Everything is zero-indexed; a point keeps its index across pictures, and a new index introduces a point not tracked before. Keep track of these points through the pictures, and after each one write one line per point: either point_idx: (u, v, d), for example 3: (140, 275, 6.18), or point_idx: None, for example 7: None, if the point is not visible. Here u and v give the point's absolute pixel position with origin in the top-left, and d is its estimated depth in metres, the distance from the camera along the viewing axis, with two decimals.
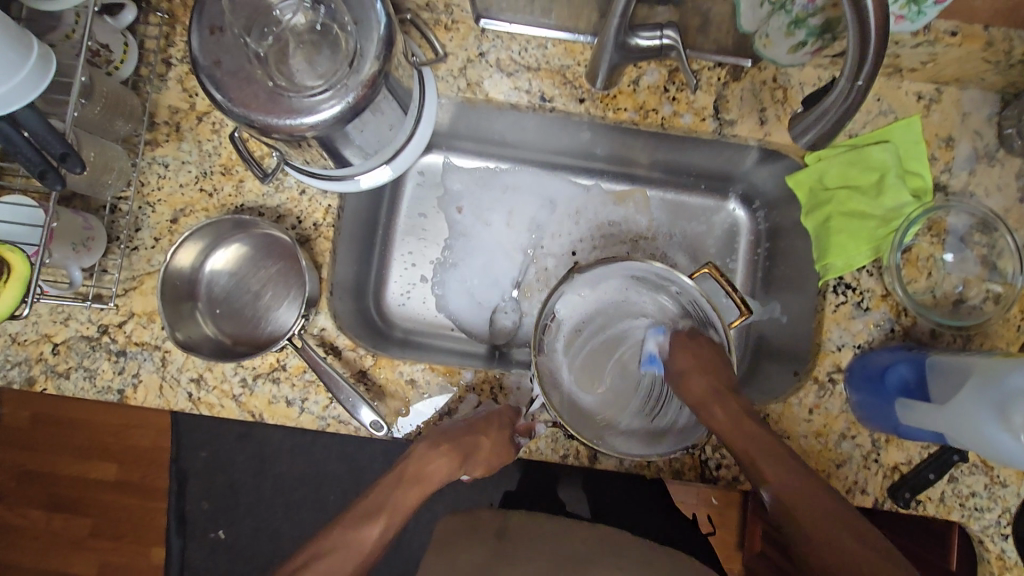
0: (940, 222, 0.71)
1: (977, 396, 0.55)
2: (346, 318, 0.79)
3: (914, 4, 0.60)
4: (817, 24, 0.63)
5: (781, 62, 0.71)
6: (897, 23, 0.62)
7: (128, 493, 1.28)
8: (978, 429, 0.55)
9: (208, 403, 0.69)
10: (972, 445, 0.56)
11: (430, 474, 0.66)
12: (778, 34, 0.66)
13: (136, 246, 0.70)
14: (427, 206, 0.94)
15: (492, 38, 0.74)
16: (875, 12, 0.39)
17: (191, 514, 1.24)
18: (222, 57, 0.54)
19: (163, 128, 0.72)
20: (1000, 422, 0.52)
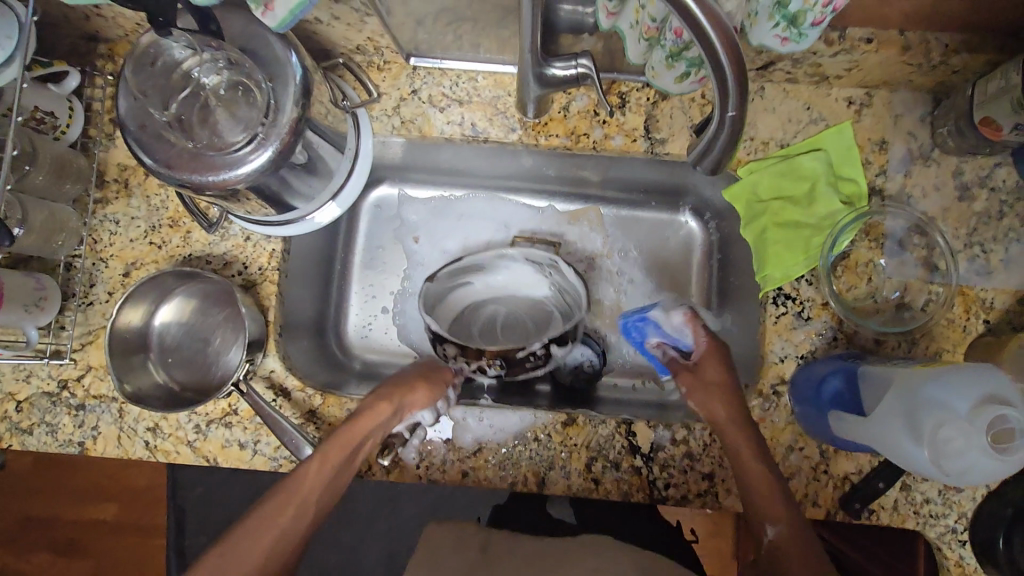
0: (877, 226, 0.71)
1: (895, 406, 0.54)
2: (300, 358, 0.82)
3: (791, 25, 0.48)
4: (694, 54, 0.55)
5: (672, 92, 0.63)
6: (783, 44, 0.51)
7: (129, 532, 1.32)
8: (896, 442, 0.53)
9: (165, 450, 0.72)
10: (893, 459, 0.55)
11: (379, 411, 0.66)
12: (661, 67, 0.59)
13: (91, 301, 0.73)
14: (384, 239, 0.95)
15: (423, 75, 0.76)
16: (729, 57, 0.39)
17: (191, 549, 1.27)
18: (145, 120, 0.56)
19: (112, 185, 0.75)
20: (913, 436, 0.51)
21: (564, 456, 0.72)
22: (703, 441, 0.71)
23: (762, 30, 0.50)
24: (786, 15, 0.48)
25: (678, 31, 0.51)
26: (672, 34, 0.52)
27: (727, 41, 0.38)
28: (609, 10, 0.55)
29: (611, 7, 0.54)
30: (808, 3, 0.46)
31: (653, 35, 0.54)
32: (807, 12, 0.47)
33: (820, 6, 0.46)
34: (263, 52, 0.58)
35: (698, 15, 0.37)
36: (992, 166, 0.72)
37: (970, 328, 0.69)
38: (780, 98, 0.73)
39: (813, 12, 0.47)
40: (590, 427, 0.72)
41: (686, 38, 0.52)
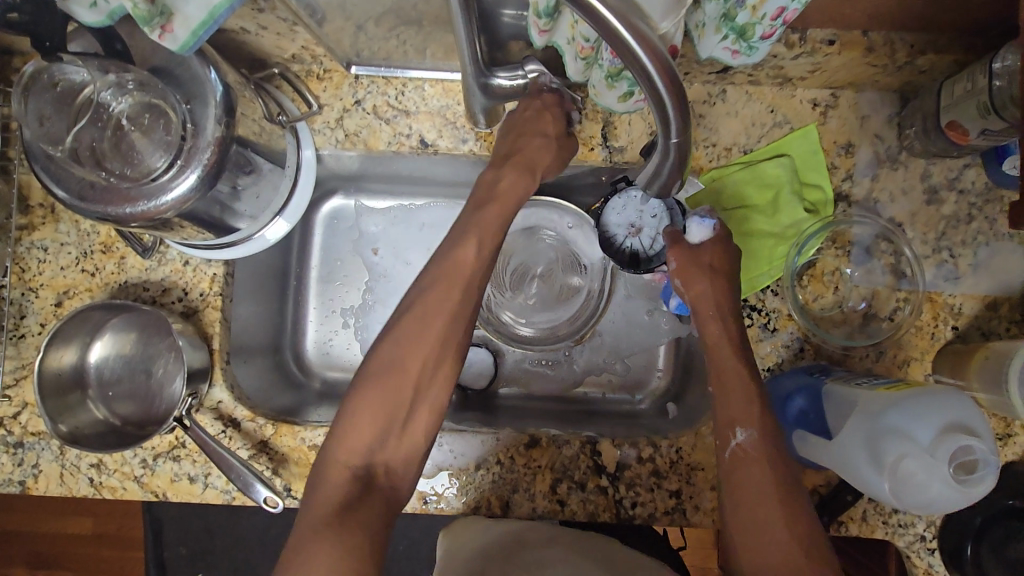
0: (844, 234, 0.69)
1: (855, 435, 0.53)
2: (251, 385, 0.78)
3: (740, 38, 0.47)
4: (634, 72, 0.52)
5: (618, 110, 0.60)
6: (734, 57, 0.49)
7: (105, 545, 1.25)
8: (858, 466, 0.52)
9: (111, 487, 0.68)
10: (852, 483, 0.54)
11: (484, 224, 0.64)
12: (602, 86, 0.55)
13: (22, 334, 0.69)
14: (342, 251, 0.91)
15: (367, 84, 0.72)
16: (665, 85, 0.38)
17: (168, 563, 1.22)
18: (52, 148, 0.52)
19: (37, 210, 0.70)
20: (874, 463, 0.50)
21: (528, 478, 0.68)
22: (670, 458, 0.68)
23: (711, 43, 0.48)
24: (734, 28, 0.45)
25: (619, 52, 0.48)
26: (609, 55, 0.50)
27: (662, 69, 0.37)
28: (540, 28, 0.50)
29: (543, 26, 0.50)
30: (755, 16, 0.44)
31: (588, 55, 0.51)
32: (754, 26, 0.45)
33: (768, 20, 0.44)
34: (179, 72, 0.55)
35: (628, 41, 0.35)
36: (961, 167, 0.69)
37: (938, 336, 0.67)
38: (743, 100, 0.70)
39: (761, 25, 0.45)
40: (553, 447, 0.68)
41: None
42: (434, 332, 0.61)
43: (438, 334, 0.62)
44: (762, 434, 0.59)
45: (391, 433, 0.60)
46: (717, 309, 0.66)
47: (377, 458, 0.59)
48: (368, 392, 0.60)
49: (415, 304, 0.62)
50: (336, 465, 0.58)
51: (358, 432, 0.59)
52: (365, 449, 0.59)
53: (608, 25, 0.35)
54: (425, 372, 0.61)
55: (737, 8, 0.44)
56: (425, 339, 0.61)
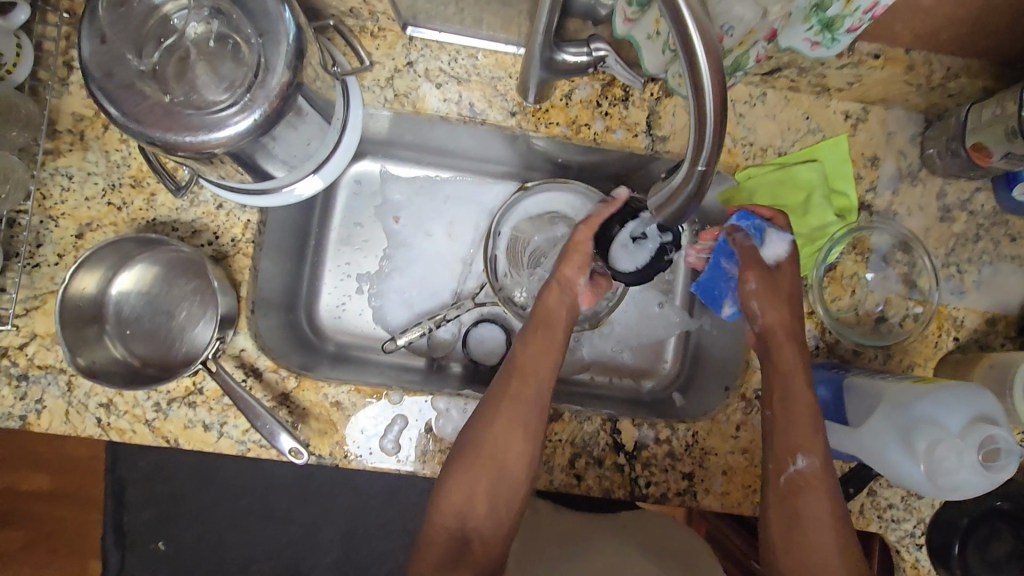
0: (864, 241, 0.73)
1: (886, 420, 0.58)
2: (269, 337, 0.77)
3: (827, 30, 0.53)
4: (726, 64, 0.57)
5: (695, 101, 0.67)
6: (813, 49, 0.56)
7: (60, 505, 1.12)
8: (885, 452, 0.58)
9: (120, 429, 0.65)
10: (879, 470, 0.59)
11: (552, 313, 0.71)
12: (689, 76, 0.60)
13: (37, 263, 0.66)
14: (363, 215, 0.90)
15: (420, 47, 0.72)
16: (712, 93, 0.40)
17: (128, 526, 1.15)
18: (135, 58, 0.52)
19: (65, 136, 0.67)
20: (904, 448, 0.56)
21: (547, 450, 0.69)
22: (686, 441, 0.70)
23: (795, 34, 0.55)
24: (823, 20, 0.52)
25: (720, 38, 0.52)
26: None
27: (717, 84, 0.39)
28: (628, 16, 0.56)
29: (631, 14, 0.56)
30: (847, 9, 0.51)
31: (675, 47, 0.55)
32: (845, 18, 0.52)
33: (860, 13, 0.51)
34: (253, 5, 0.54)
35: (698, 51, 0.38)
36: (973, 189, 0.74)
37: (941, 345, 0.72)
38: (781, 105, 0.73)
39: (852, 18, 0.52)
40: (575, 422, 0.69)
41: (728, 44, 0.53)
42: (518, 394, 0.64)
43: (524, 401, 0.64)
44: (824, 461, 0.60)
45: (489, 493, 0.62)
46: (786, 327, 0.66)
47: (473, 516, 0.62)
48: (472, 463, 0.62)
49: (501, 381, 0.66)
50: (440, 521, 0.62)
51: (460, 493, 0.62)
52: (466, 510, 0.62)
53: (683, 26, 0.38)
54: (514, 437, 0.63)
55: (834, 1, 0.50)
56: (511, 411, 0.64)
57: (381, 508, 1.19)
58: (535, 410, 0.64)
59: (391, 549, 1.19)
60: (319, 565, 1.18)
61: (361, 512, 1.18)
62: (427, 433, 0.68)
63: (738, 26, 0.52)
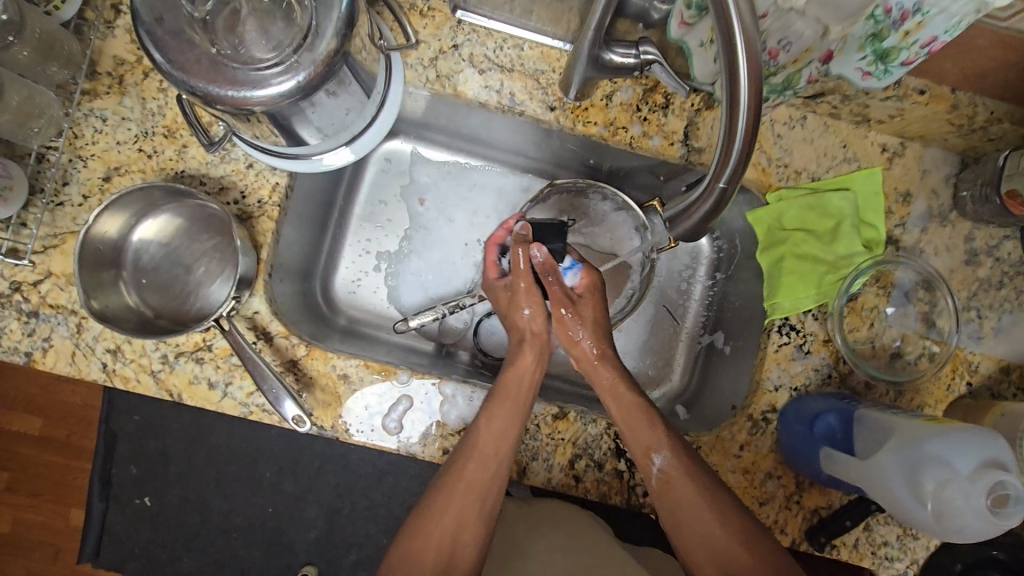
0: (888, 275, 0.72)
1: (895, 456, 0.57)
2: (286, 302, 0.77)
3: (880, 60, 0.53)
4: (779, 81, 0.58)
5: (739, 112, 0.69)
6: (863, 79, 0.57)
7: (50, 450, 1.19)
8: (892, 488, 0.57)
9: (124, 377, 0.65)
10: (885, 506, 0.58)
11: (513, 382, 0.67)
12: None
13: (61, 202, 0.65)
14: (388, 194, 0.90)
15: (467, 31, 0.72)
16: (745, 120, 0.42)
17: (115, 479, 1.15)
18: (190, 3, 0.51)
19: (104, 79, 0.67)
20: (911, 485, 0.55)
21: (549, 448, 0.68)
22: None
23: (847, 62, 0.55)
24: (877, 51, 0.52)
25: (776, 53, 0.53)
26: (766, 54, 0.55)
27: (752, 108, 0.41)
28: (685, 20, 0.56)
29: (688, 18, 0.56)
30: (904, 41, 0.50)
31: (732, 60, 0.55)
32: (900, 51, 0.51)
33: (917, 46, 0.50)
34: None
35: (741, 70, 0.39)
36: (1002, 237, 0.74)
37: (954, 388, 0.71)
38: (820, 130, 0.73)
39: (908, 51, 0.51)
40: (580, 423, 0.69)
41: (781, 60, 0.54)
42: (472, 480, 0.62)
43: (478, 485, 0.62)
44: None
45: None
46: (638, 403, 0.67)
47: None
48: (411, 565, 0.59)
49: (455, 467, 0.62)
50: None
51: None
52: None
53: (731, 42, 0.38)
54: (468, 518, 0.61)
55: (891, 30, 0.49)
56: (467, 490, 0.61)
57: (368, 490, 1.17)
58: (490, 491, 0.62)
59: (372, 532, 1.18)
60: (301, 539, 1.17)
61: (348, 492, 1.16)
62: (432, 424, 0.68)
63: (796, 43, 0.53)
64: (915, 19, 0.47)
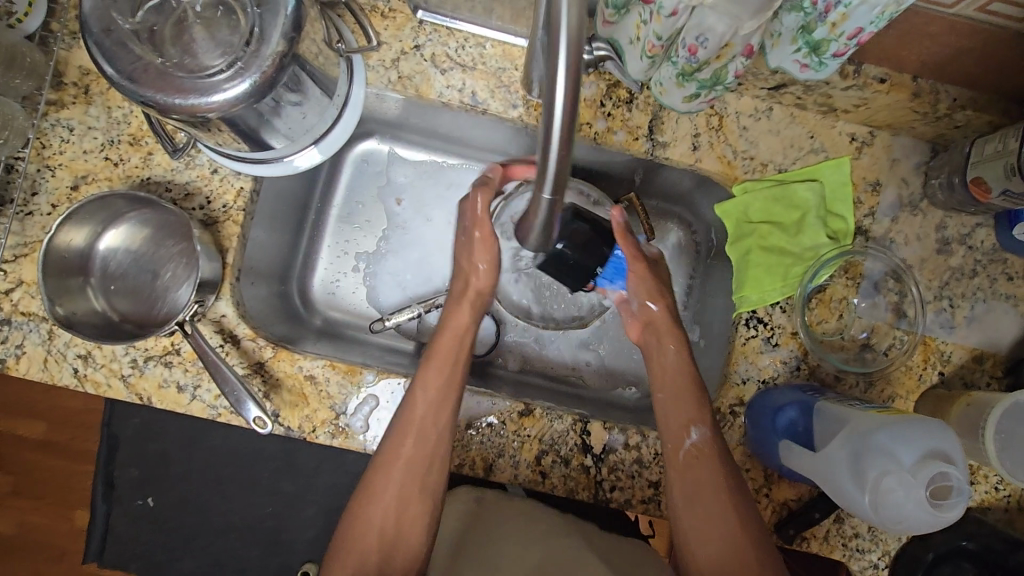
0: (857, 266, 0.72)
1: (845, 448, 0.57)
2: (258, 306, 0.78)
3: (814, 52, 0.53)
4: (706, 77, 0.56)
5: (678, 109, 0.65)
6: (804, 71, 0.56)
7: (54, 454, 1.21)
8: (841, 481, 0.57)
9: (95, 381, 0.66)
10: (836, 499, 0.58)
11: (446, 348, 0.68)
12: (670, 84, 0.60)
13: (31, 212, 0.67)
14: (366, 194, 0.91)
15: (428, 32, 0.72)
16: (562, 128, 0.38)
17: (116, 481, 1.18)
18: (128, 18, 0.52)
19: (70, 89, 0.68)
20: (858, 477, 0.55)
21: (514, 445, 0.69)
22: (656, 449, 0.70)
23: (783, 53, 0.55)
24: (808, 43, 0.52)
25: (693, 51, 0.52)
26: (684, 52, 0.53)
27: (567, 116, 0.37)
28: (608, 18, 0.59)
29: (610, 16, 0.59)
30: (832, 33, 0.49)
31: (658, 53, 0.56)
32: (830, 43, 0.51)
33: (845, 38, 0.50)
34: None
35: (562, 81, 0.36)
36: (974, 225, 0.73)
37: (925, 378, 0.70)
38: (786, 121, 0.73)
39: (837, 43, 0.50)
40: (545, 420, 0.69)
41: (700, 58, 0.52)
42: (412, 457, 0.63)
43: (419, 456, 0.63)
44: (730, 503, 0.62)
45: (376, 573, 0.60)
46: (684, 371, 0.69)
47: None
48: (354, 536, 0.62)
49: (394, 443, 0.63)
50: None
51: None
52: None
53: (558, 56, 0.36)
54: (406, 499, 0.62)
55: (818, 23, 0.49)
56: (401, 467, 0.62)
57: None
58: (437, 457, 0.64)
59: None
60: (299, 539, 1.19)
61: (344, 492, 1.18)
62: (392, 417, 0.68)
63: (711, 39, 0.50)
64: (838, 11, 0.47)
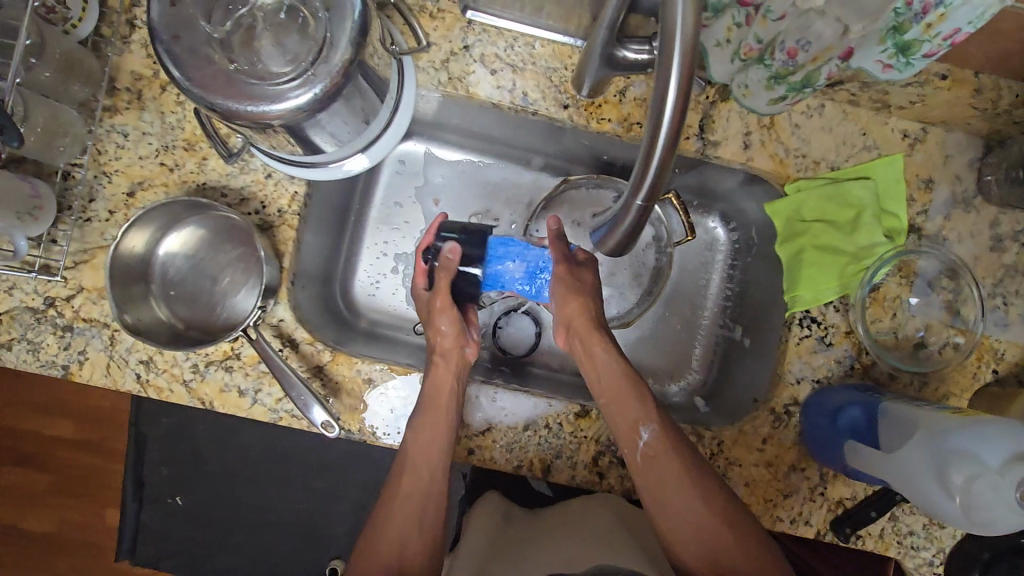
0: (910, 264, 0.71)
1: (922, 450, 0.57)
2: (309, 309, 0.78)
3: (903, 53, 0.51)
4: (797, 79, 0.57)
5: (761, 111, 0.66)
6: (885, 71, 0.55)
7: (84, 452, 1.23)
8: (920, 483, 0.58)
9: (157, 386, 0.67)
10: (913, 500, 0.59)
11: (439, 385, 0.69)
12: (757, 86, 0.61)
13: (89, 218, 0.67)
14: (404, 195, 0.91)
15: (478, 31, 0.71)
16: (668, 128, 0.37)
17: (147, 479, 1.19)
18: (197, 25, 0.52)
19: (123, 94, 0.68)
20: (939, 480, 0.55)
21: (573, 446, 0.71)
22: (711, 450, 0.70)
23: (868, 53, 0.53)
24: (898, 44, 0.51)
25: (791, 53, 0.54)
26: (782, 55, 0.55)
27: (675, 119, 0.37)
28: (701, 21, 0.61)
29: (706, 19, 0.60)
30: (926, 33, 0.49)
31: (752, 57, 0.58)
32: (923, 43, 0.50)
33: (940, 39, 0.49)
34: None
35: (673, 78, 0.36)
36: None
37: (979, 376, 0.70)
38: (839, 118, 0.72)
39: (931, 43, 0.50)
40: (602, 421, 0.71)
41: (798, 60, 0.55)
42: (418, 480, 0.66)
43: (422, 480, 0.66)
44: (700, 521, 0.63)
45: None
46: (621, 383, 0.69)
47: None
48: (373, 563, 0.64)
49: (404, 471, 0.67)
50: None
51: None
52: None
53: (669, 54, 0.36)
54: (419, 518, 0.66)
55: (912, 24, 0.48)
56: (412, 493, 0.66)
57: None
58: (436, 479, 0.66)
59: None
60: (333, 534, 1.20)
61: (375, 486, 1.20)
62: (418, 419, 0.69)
63: (815, 42, 0.53)
64: (938, 11, 0.46)
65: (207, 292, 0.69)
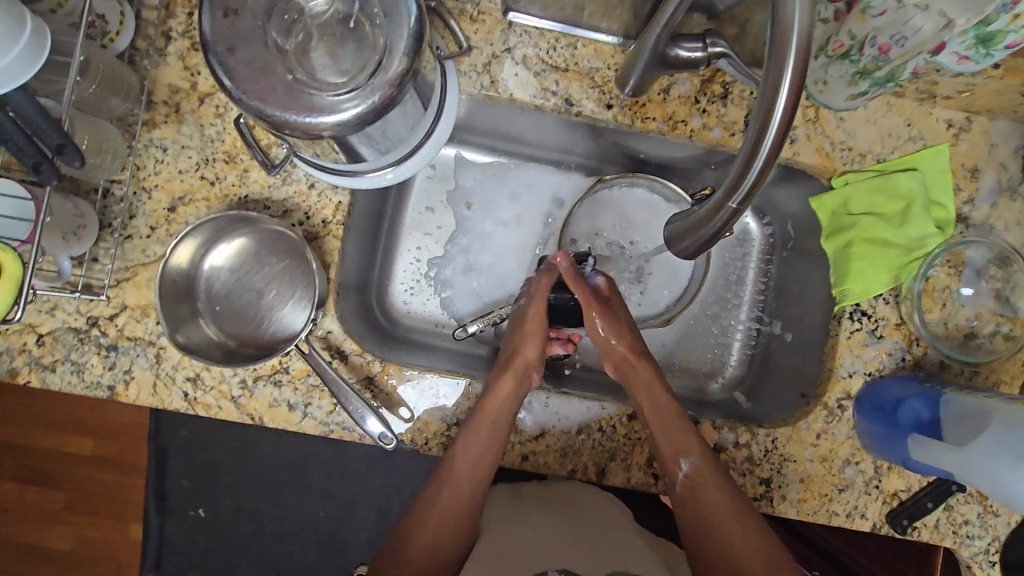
0: (959, 254, 0.71)
1: (996, 438, 0.60)
2: (352, 319, 0.77)
3: (984, 45, 0.54)
4: (882, 74, 0.60)
5: (836, 107, 0.70)
6: (960, 63, 0.57)
7: (105, 469, 1.19)
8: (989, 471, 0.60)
9: (205, 404, 0.66)
10: (985, 490, 0.61)
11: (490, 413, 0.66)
12: (838, 82, 0.65)
13: (130, 235, 0.66)
14: (434, 200, 0.90)
15: (519, 33, 0.70)
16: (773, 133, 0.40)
17: (169, 492, 1.18)
18: (253, 34, 0.50)
19: (161, 108, 0.66)
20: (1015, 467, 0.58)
21: (626, 449, 0.70)
22: (766, 447, 0.70)
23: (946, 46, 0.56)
24: (980, 36, 0.53)
25: (885, 49, 0.58)
26: (873, 50, 0.59)
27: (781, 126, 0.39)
28: None
29: None
30: (1012, 25, 0.51)
31: (839, 53, 0.63)
32: (1007, 35, 0.52)
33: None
34: None
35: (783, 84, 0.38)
36: None
37: None
38: (883, 110, 0.72)
39: (1014, 35, 0.52)
40: None
41: (889, 56, 0.58)
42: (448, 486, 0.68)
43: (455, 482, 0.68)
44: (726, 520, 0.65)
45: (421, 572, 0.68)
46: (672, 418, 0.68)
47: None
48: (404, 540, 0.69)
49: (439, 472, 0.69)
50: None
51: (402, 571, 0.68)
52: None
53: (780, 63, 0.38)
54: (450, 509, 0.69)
55: (999, 16, 0.50)
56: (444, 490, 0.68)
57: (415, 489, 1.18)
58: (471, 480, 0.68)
59: None
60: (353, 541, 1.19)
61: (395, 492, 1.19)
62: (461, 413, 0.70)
63: (911, 38, 0.56)
64: None
65: (254, 305, 0.69)
